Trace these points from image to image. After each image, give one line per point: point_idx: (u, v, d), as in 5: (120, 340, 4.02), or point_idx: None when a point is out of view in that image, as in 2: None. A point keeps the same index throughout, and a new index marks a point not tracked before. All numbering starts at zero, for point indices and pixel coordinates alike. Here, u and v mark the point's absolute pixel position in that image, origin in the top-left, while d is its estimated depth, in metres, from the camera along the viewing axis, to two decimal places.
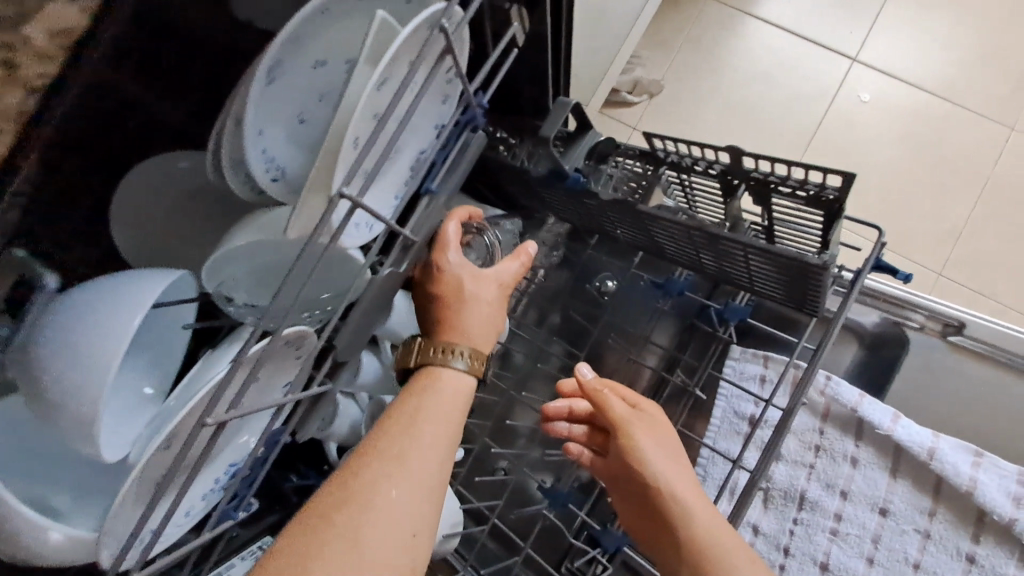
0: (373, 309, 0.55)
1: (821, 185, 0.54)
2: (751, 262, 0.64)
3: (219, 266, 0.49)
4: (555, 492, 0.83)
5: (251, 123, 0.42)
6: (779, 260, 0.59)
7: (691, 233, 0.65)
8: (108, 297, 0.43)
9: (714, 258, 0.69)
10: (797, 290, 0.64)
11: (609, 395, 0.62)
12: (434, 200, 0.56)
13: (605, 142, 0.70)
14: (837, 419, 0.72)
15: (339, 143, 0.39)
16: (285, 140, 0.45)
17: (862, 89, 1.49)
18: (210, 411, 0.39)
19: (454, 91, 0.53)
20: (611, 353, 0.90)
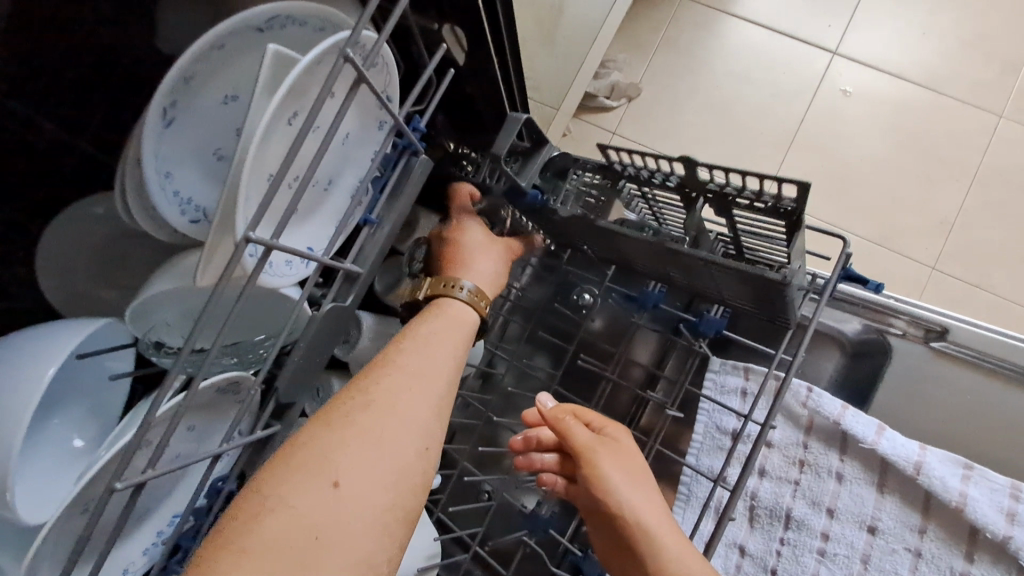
0: (316, 347, 0.52)
1: (778, 196, 0.50)
2: (717, 276, 0.61)
3: (143, 313, 0.47)
4: (535, 517, 0.80)
5: (154, 164, 0.40)
6: (742, 275, 0.56)
7: (654, 248, 0.62)
8: (23, 349, 0.42)
9: (682, 271, 0.67)
10: (766, 302, 0.61)
11: (573, 422, 0.60)
12: (375, 231, 0.53)
13: (562, 157, 0.67)
14: (820, 432, 0.70)
15: (241, 184, 0.37)
16: (197, 179, 0.43)
17: (844, 82, 1.46)
18: (118, 476, 0.35)
19: (388, 116, 0.51)
20: (589, 370, 0.87)
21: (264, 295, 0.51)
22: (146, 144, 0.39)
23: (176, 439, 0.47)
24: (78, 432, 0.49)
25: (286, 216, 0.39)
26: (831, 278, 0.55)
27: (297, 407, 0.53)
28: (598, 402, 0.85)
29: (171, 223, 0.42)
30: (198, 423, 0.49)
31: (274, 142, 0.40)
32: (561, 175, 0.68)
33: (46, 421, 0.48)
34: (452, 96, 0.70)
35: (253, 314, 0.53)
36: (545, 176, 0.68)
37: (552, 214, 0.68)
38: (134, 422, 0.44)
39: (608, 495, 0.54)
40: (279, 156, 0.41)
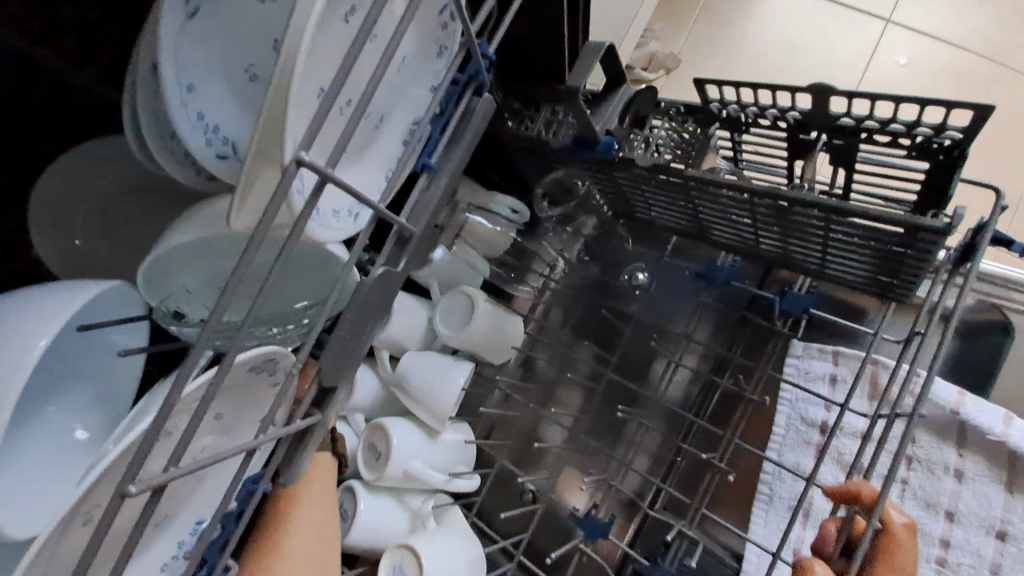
0: (363, 320, 0.44)
1: (938, 129, 0.44)
2: (831, 236, 0.51)
3: (160, 276, 0.39)
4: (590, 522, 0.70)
5: (173, 71, 0.32)
6: (875, 231, 0.46)
7: (753, 203, 0.52)
8: (5, 317, 0.33)
9: (779, 234, 0.57)
10: (882, 264, 0.52)
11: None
12: (433, 180, 0.44)
13: (642, 98, 0.56)
14: (931, 423, 0.61)
15: (289, 90, 0.28)
16: (226, 100, 0.35)
17: (898, 52, 1.36)
18: (133, 476, 0.27)
19: (451, 40, 0.42)
20: (648, 354, 0.77)
21: (303, 253, 0.42)
22: (165, 39, 0.31)
23: (205, 426, 0.39)
24: (81, 421, 0.41)
25: (341, 140, 0.31)
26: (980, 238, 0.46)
27: (340, 392, 0.45)
28: (654, 388, 0.75)
29: (193, 153, 0.34)
30: (228, 410, 0.40)
31: (328, 48, 0.32)
32: (637, 125, 0.58)
33: (39, 407, 0.39)
34: (506, 37, 0.61)
35: (287, 279, 0.44)
36: (622, 124, 0.57)
37: (621, 170, 0.58)
38: (155, 399, 0.36)
39: None
40: (332, 64, 0.32)
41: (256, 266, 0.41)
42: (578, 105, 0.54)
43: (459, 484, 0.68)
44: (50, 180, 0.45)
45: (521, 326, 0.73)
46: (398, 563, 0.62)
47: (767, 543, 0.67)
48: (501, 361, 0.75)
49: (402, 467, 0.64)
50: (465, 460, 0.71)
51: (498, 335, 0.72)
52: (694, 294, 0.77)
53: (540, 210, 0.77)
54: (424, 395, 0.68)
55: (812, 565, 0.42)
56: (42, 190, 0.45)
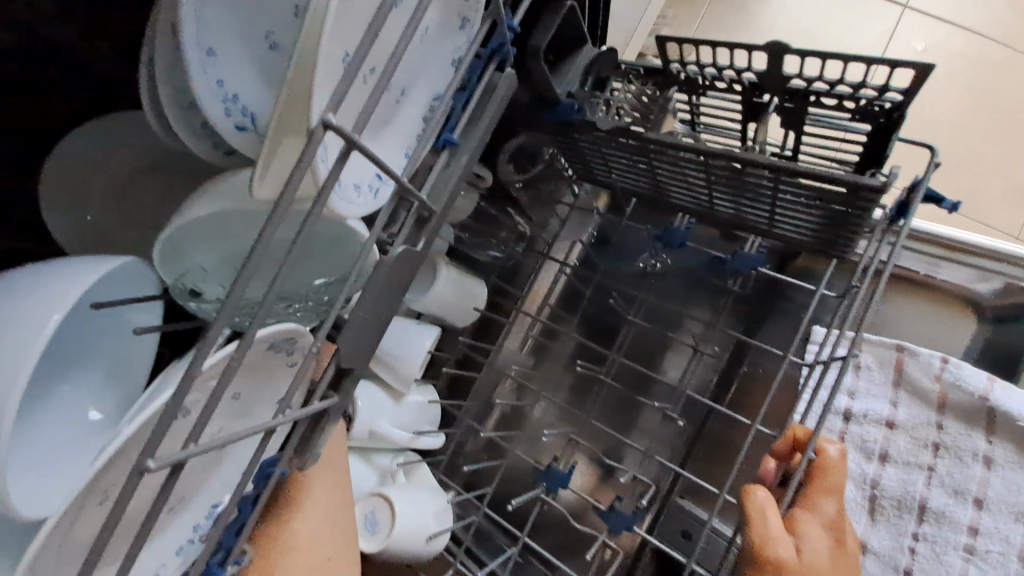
0: (382, 301, 0.42)
1: (879, 93, 0.44)
2: (780, 196, 0.49)
3: (177, 252, 0.38)
4: (552, 474, 0.65)
5: (193, 33, 0.31)
6: (823, 193, 0.45)
7: (707, 166, 0.49)
8: (14, 295, 0.32)
9: (729, 194, 0.55)
10: (827, 222, 0.51)
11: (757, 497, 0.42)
12: (454, 157, 0.43)
13: (605, 57, 0.53)
14: (957, 409, 0.60)
15: (316, 51, 0.26)
16: (247, 70, 0.34)
17: (915, 39, 1.33)
18: (152, 451, 0.26)
19: (474, 10, 0.40)
20: (656, 338, 0.75)
21: (318, 230, 0.41)
22: (185, 1, 0.30)
23: (227, 406, 0.38)
24: (96, 403, 0.40)
25: (366, 107, 0.29)
26: (914, 194, 0.46)
27: (358, 373, 0.44)
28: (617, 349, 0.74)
29: (212, 124, 0.33)
30: (245, 389, 0.39)
31: (353, 10, 0.30)
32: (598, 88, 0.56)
33: (54, 387, 0.38)
34: None
35: (301, 259, 0.42)
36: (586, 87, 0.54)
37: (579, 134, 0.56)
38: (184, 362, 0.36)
39: None
40: (357, 29, 0.31)
41: (275, 244, 0.40)
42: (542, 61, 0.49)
43: (425, 442, 0.65)
44: (62, 160, 0.44)
45: (485, 285, 0.70)
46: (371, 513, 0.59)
47: None
48: (464, 322, 0.71)
49: (367, 426, 0.60)
50: (428, 418, 0.67)
51: (459, 292, 0.68)
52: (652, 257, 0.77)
53: (510, 184, 0.69)
54: (390, 356, 0.62)
55: (753, 491, 0.42)
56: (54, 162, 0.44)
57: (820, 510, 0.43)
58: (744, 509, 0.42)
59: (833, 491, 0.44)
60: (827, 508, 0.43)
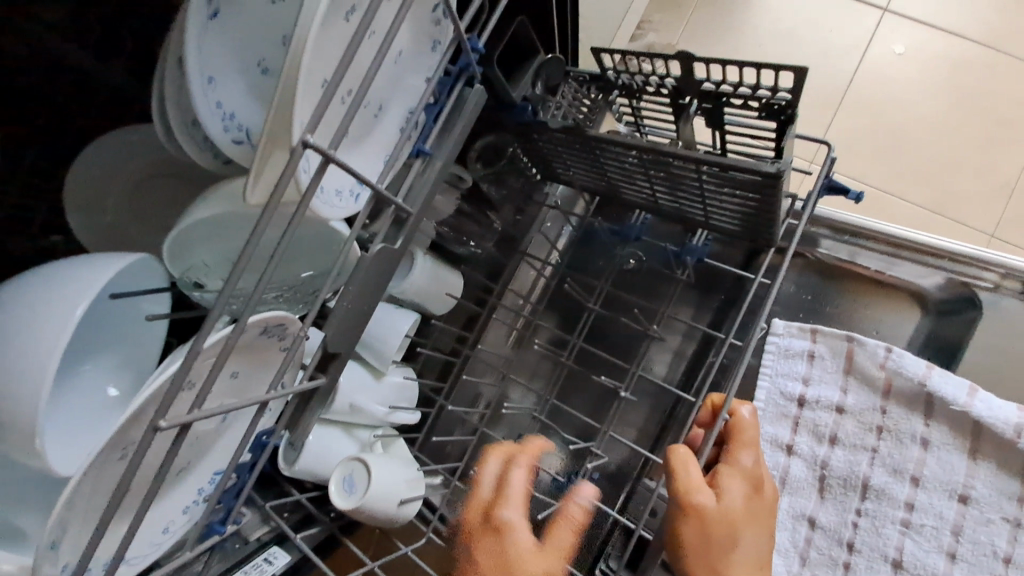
0: (365, 292, 0.48)
1: (773, 92, 0.50)
2: (707, 189, 0.55)
3: (182, 249, 0.43)
4: (519, 449, 0.75)
5: (196, 62, 0.37)
6: (738, 184, 0.51)
7: (644, 161, 0.56)
8: (46, 285, 0.38)
9: (669, 189, 0.61)
10: (752, 215, 0.57)
11: (682, 453, 0.47)
12: (429, 163, 0.49)
13: (550, 65, 0.59)
14: (900, 395, 0.65)
15: (296, 81, 0.32)
16: (243, 91, 0.40)
17: (895, 41, 1.37)
18: (164, 413, 0.32)
19: (444, 35, 0.46)
20: (628, 330, 0.80)
21: (303, 229, 0.47)
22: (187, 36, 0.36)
23: (228, 382, 0.44)
24: (113, 380, 0.46)
25: (341, 125, 0.35)
26: (817, 184, 0.54)
27: (343, 357, 0.49)
28: (581, 335, 0.80)
29: (211, 138, 0.38)
30: (242, 368, 0.44)
31: (330, 42, 0.35)
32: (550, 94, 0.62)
33: (77, 365, 0.44)
34: None
35: (291, 256, 0.48)
36: (536, 90, 0.59)
37: (536, 134, 0.61)
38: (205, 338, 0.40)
39: (743, 546, 0.46)
40: (334, 58, 0.36)
41: (264, 242, 0.46)
42: (496, 71, 0.54)
43: (402, 416, 0.71)
44: (76, 170, 0.50)
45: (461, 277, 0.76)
46: (348, 475, 0.60)
47: None
48: (442, 310, 0.77)
49: (348, 401, 0.65)
50: (406, 397, 0.73)
51: (436, 281, 0.73)
52: (614, 251, 0.82)
53: (481, 181, 0.74)
54: (373, 339, 0.69)
55: (677, 448, 0.47)
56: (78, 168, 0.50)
57: (739, 462, 0.48)
58: (671, 464, 0.47)
59: (750, 445, 0.50)
60: (744, 459, 0.49)
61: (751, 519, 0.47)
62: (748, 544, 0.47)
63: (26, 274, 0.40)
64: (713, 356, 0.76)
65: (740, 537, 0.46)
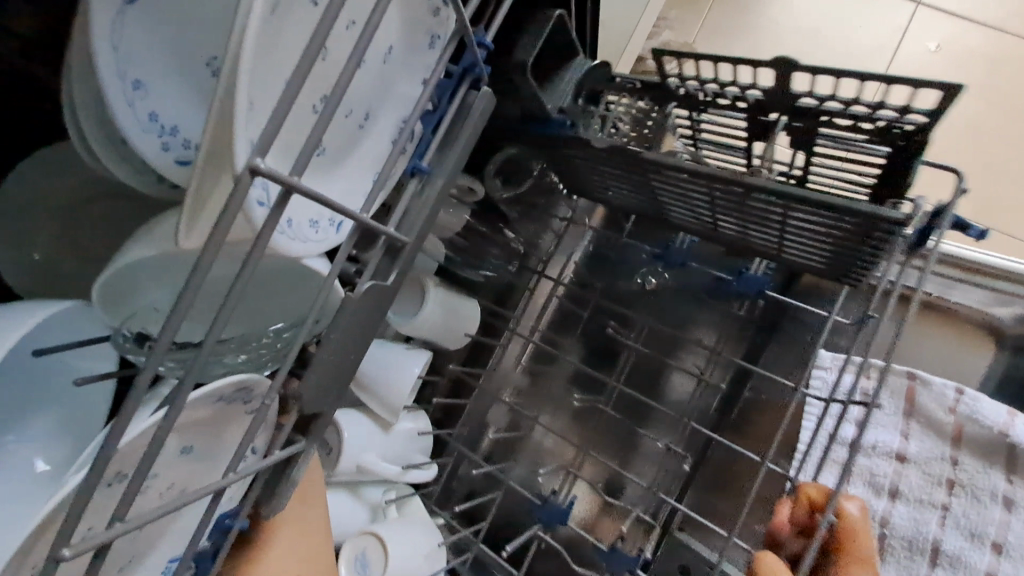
0: (350, 341, 0.39)
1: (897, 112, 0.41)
2: (790, 222, 0.47)
3: (119, 295, 0.35)
4: (549, 508, 0.65)
5: (115, 65, 0.31)
6: (835, 221, 0.42)
7: (711, 189, 0.47)
8: None
9: (736, 217, 0.52)
10: (842, 249, 0.48)
11: (776, 562, 0.40)
12: (427, 184, 0.40)
13: (594, 72, 0.51)
14: (974, 444, 0.56)
15: (240, 84, 0.23)
16: (180, 97, 0.34)
17: (928, 38, 1.28)
18: (68, 537, 0.23)
19: (445, 28, 0.38)
20: (661, 365, 0.71)
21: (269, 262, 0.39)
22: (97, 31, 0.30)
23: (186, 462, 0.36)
24: (44, 453, 0.38)
25: (307, 141, 0.26)
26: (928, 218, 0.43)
27: (325, 418, 0.40)
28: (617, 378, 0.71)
29: (146, 159, 0.33)
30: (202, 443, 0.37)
31: (288, 31, 0.27)
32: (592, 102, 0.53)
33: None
34: None
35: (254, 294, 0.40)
36: (577, 101, 0.52)
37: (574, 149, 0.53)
38: (156, 396, 0.34)
39: None
40: (298, 56, 0.28)
41: (217, 277, 0.38)
42: (530, 79, 0.46)
43: (414, 476, 0.63)
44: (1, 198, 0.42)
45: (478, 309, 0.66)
46: (359, 553, 0.56)
47: None
48: (455, 346, 0.67)
49: (355, 461, 0.57)
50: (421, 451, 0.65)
51: (448, 316, 0.64)
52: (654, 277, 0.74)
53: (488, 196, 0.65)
54: (371, 381, 0.59)
55: (764, 555, 0.40)
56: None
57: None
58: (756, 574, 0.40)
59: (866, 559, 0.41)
60: None
61: None
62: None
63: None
64: (747, 391, 0.68)
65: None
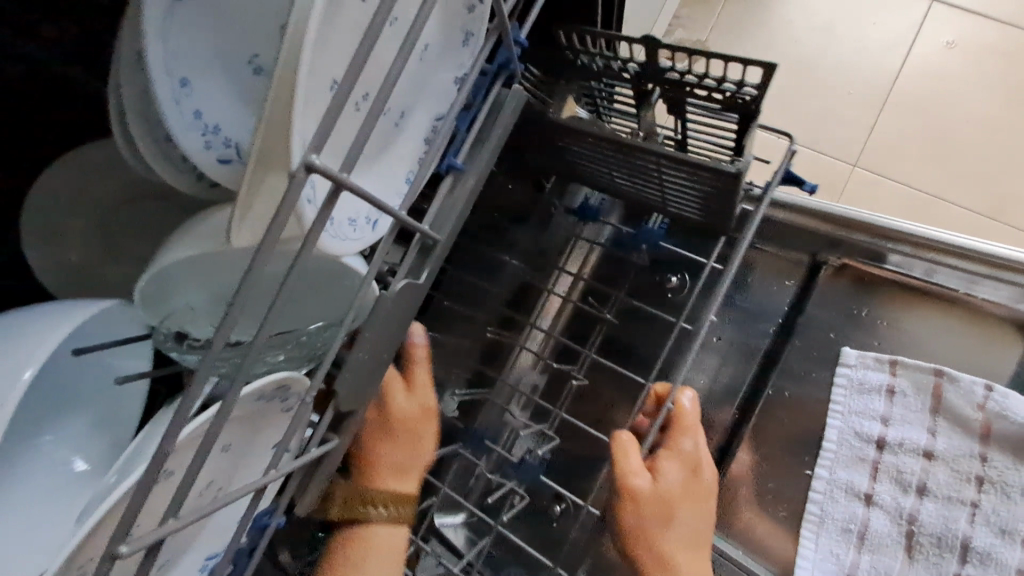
0: (384, 338, 0.39)
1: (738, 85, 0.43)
2: (664, 179, 0.49)
3: (160, 296, 0.35)
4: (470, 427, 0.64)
5: (165, 67, 0.31)
6: (698, 179, 0.45)
7: (599, 147, 0.48)
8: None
9: (625, 175, 0.54)
10: (712, 208, 0.51)
11: (627, 440, 0.47)
12: (460, 181, 0.40)
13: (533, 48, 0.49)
14: (1004, 441, 0.56)
15: (294, 82, 0.23)
16: (224, 95, 0.34)
17: (943, 33, 1.27)
18: (124, 534, 0.23)
19: (479, 24, 0.37)
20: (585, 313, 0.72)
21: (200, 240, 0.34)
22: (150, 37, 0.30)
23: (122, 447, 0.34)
24: (81, 452, 0.38)
25: (357, 137, 0.26)
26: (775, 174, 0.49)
27: (358, 417, 0.41)
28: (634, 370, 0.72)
29: (189, 156, 0.33)
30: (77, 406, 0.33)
31: (336, 28, 0.27)
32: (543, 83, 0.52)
33: (36, 438, 0.37)
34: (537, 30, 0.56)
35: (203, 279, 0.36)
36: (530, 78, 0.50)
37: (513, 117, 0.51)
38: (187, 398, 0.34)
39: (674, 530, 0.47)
40: (347, 51, 0.28)
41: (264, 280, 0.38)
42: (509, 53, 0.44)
43: None
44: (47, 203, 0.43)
45: None
46: None
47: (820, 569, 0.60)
48: None
49: None
50: None
51: None
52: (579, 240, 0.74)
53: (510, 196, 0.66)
54: None
55: (618, 435, 0.48)
56: (34, 189, 0.43)
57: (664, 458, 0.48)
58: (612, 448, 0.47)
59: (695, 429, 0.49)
60: (686, 445, 0.48)
61: (692, 506, 0.48)
62: (687, 556, 0.48)
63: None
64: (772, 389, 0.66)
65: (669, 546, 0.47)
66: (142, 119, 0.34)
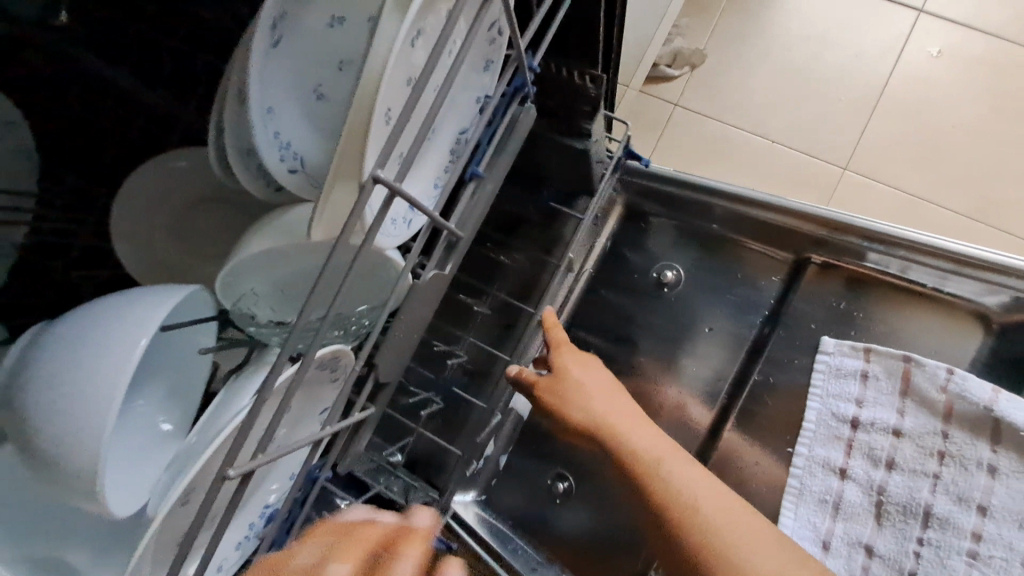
0: (416, 319, 0.46)
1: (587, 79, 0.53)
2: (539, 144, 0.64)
3: (234, 281, 0.42)
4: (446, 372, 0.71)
5: (257, 93, 0.38)
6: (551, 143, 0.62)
7: None
8: (105, 318, 0.36)
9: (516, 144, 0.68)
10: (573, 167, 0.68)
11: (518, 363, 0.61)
12: (481, 187, 0.47)
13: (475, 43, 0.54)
14: (963, 419, 0.62)
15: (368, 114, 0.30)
16: (297, 117, 0.40)
17: (930, 43, 1.33)
18: (230, 460, 0.30)
19: (499, 54, 0.44)
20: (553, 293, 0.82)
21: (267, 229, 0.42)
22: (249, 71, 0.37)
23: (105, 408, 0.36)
24: (166, 414, 0.45)
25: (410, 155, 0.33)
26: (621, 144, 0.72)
27: (392, 388, 0.48)
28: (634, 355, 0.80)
29: (268, 166, 0.39)
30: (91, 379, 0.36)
31: (398, 70, 0.33)
32: None
33: (130, 402, 0.43)
34: None
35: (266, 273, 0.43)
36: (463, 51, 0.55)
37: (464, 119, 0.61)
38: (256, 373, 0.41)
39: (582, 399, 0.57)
40: (402, 86, 0.34)
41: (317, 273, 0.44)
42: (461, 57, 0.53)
43: None
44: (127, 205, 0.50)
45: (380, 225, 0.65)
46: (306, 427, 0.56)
47: (797, 535, 0.66)
48: None
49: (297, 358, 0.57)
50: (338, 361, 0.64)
51: None
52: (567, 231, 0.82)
53: None
54: None
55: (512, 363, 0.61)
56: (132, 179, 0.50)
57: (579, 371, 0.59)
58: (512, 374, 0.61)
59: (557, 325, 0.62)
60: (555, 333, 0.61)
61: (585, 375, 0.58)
62: (659, 449, 0.53)
63: (79, 309, 0.37)
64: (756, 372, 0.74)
65: (635, 442, 0.53)
66: (226, 132, 0.41)
